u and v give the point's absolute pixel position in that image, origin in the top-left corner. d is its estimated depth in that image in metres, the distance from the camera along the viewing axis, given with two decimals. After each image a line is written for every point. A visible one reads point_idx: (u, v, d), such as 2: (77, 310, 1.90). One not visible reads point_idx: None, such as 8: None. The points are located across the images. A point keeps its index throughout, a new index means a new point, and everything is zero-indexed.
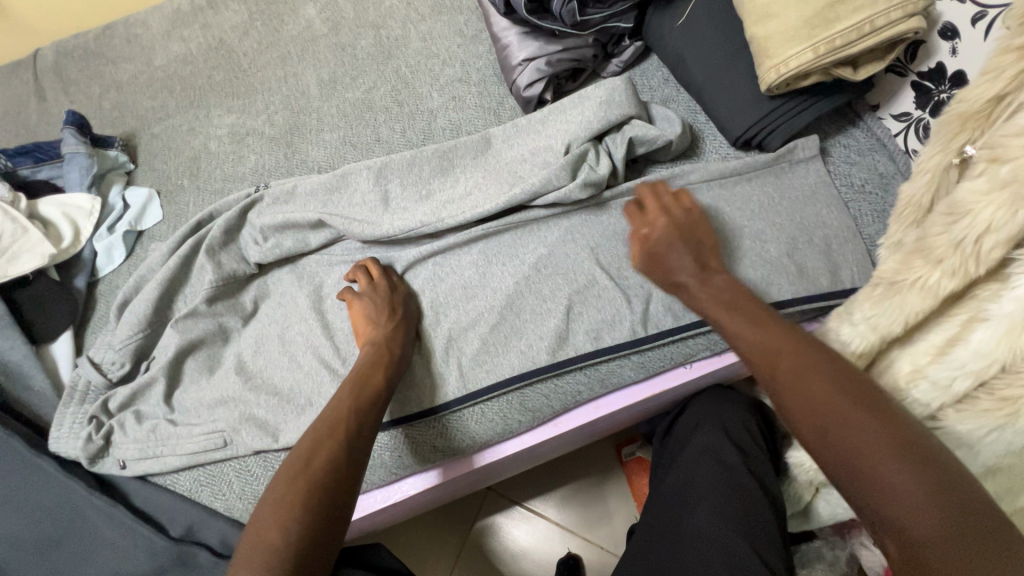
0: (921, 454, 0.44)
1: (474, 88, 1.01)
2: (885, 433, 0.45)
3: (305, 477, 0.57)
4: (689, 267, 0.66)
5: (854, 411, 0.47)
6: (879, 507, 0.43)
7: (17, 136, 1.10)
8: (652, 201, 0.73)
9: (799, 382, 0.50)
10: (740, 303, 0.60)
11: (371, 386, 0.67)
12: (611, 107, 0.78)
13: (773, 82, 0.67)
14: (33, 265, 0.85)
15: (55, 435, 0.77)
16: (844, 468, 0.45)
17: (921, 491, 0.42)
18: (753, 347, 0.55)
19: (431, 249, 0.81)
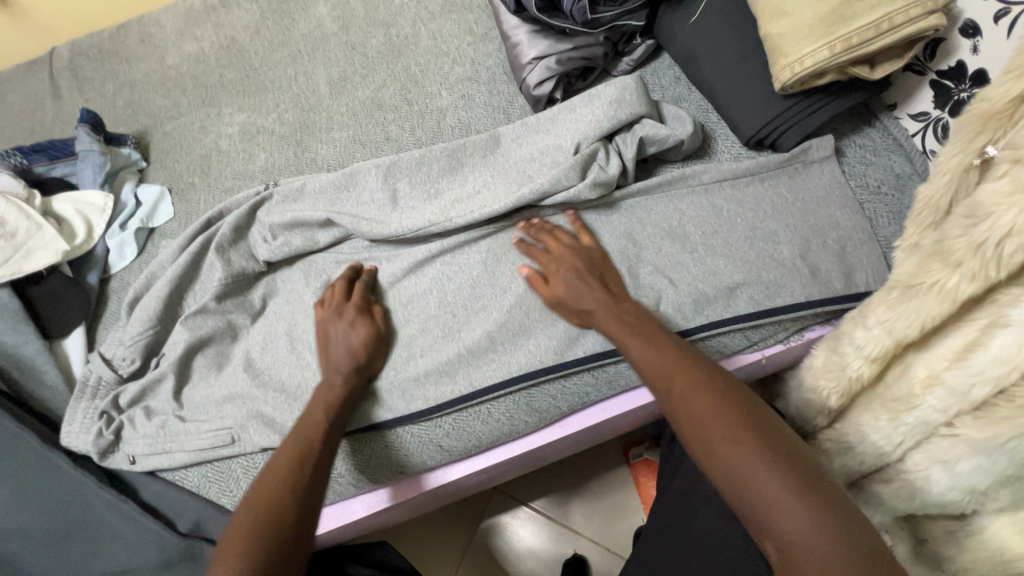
0: (794, 463, 0.49)
1: (483, 86, 1.01)
2: (759, 452, 0.49)
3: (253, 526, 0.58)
4: (590, 294, 0.70)
5: (733, 431, 0.52)
6: (757, 515, 0.48)
7: (33, 133, 1.12)
8: (556, 240, 0.76)
9: (687, 404, 0.56)
10: (643, 324, 0.66)
11: (312, 424, 0.68)
12: (621, 106, 0.77)
13: (787, 81, 0.66)
14: (47, 262, 0.86)
15: (66, 430, 0.78)
16: (729, 487, 0.50)
17: (787, 496, 0.46)
18: (651, 370, 0.61)
19: (438, 248, 0.81)
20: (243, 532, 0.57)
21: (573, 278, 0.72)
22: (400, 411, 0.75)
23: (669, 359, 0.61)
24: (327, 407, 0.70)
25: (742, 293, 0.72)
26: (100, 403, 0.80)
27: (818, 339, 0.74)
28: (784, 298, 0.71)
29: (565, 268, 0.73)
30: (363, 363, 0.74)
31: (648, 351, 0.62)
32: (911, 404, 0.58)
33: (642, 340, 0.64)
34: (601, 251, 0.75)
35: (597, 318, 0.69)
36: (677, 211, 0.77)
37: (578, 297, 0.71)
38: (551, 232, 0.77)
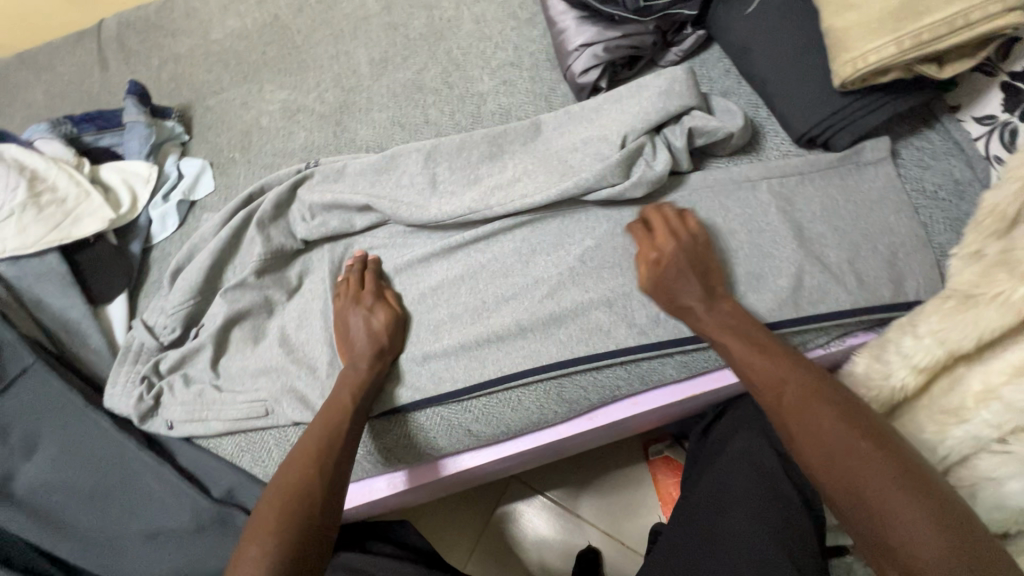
0: (913, 472, 0.50)
1: (526, 72, 0.99)
2: (886, 463, 0.50)
3: (281, 507, 0.59)
4: (697, 294, 0.69)
5: (857, 441, 0.52)
6: (878, 531, 0.48)
7: (81, 103, 1.14)
8: (660, 224, 0.73)
9: (801, 413, 0.57)
10: (747, 329, 0.66)
11: (338, 408, 0.69)
12: (670, 98, 0.76)
13: (848, 77, 0.64)
14: (94, 229, 0.88)
15: (109, 392, 0.80)
16: (847, 501, 0.51)
17: (908, 508, 0.47)
18: (760, 379, 0.62)
19: (475, 235, 0.81)
20: (273, 512, 0.59)
21: (671, 273, 0.70)
22: (429, 394, 0.75)
23: (783, 372, 0.61)
24: (352, 392, 0.71)
25: (783, 296, 0.70)
26: (141, 368, 0.83)
27: (861, 346, 0.72)
28: (829, 304, 0.70)
29: (662, 254, 0.71)
30: (382, 348, 0.75)
31: (756, 360, 0.63)
32: (961, 417, 0.57)
33: (751, 349, 0.64)
34: (703, 238, 0.72)
35: (698, 323, 0.68)
36: (721, 208, 0.76)
37: (681, 293, 0.70)
38: (658, 213, 0.75)
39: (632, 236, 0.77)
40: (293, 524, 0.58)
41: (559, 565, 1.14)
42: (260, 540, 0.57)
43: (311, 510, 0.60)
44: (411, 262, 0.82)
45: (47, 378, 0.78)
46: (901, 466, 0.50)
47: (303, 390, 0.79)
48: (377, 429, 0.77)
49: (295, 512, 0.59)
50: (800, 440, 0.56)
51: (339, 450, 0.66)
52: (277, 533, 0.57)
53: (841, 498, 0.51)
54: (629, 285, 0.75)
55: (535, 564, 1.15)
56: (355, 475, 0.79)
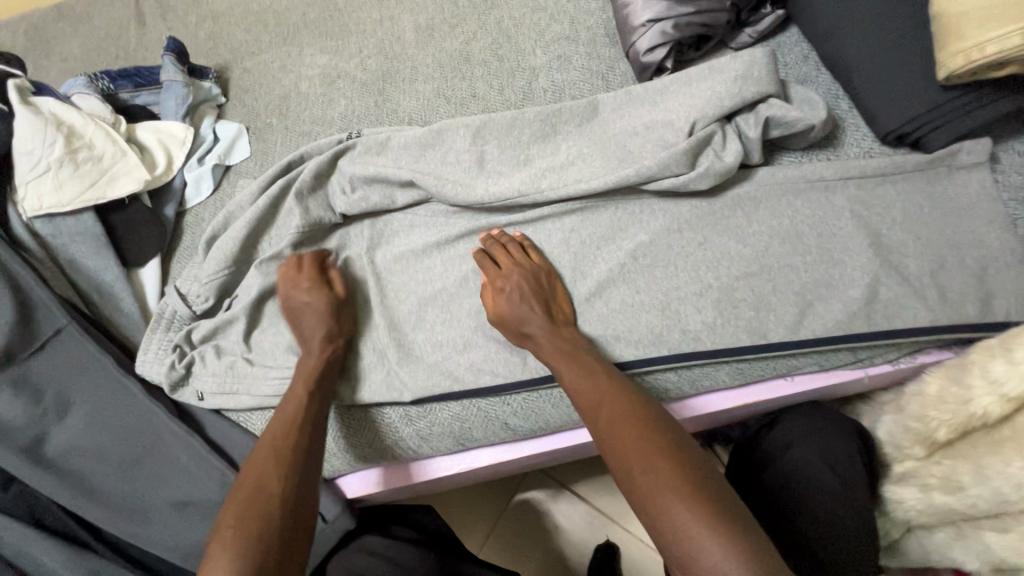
0: (704, 482, 0.49)
1: (582, 48, 0.93)
2: (676, 478, 0.50)
3: (248, 509, 0.57)
4: (533, 317, 0.67)
5: (655, 457, 0.52)
6: (679, 549, 0.47)
7: (117, 59, 1.11)
8: (504, 255, 0.73)
9: (615, 431, 0.55)
10: (577, 351, 0.65)
11: (293, 403, 0.66)
12: (747, 83, 0.70)
13: (956, 69, 0.58)
14: (129, 190, 0.86)
15: (140, 359, 0.79)
16: (648, 520, 0.49)
17: (698, 522, 0.47)
18: (582, 398, 0.61)
19: (522, 218, 0.77)
20: (230, 528, 0.55)
21: (516, 299, 0.68)
22: (470, 385, 0.72)
23: (602, 392, 0.60)
24: (304, 383, 0.68)
25: (855, 308, 0.65)
26: (174, 337, 0.81)
27: (936, 366, 0.66)
28: (906, 321, 0.64)
29: (509, 286, 0.69)
30: (333, 331, 0.73)
31: (581, 380, 0.61)
32: None
33: (578, 371, 0.63)
34: (547, 270, 0.72)
35: (536, 347, 0.67)
36: (791, 208, 0.70)
37: (522, 320, 0.68)
38: (500, 245, 0.74)
39: (690, 233, 0.71)
40: (263, 525, 0.55)
41: (576, 558, 1.12)
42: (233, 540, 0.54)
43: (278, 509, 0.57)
44: (450, 238, 0.79)
45: (80, 341, 0.76)
46: (691, 478, 0.49)
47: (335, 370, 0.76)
48: (363, 424, 0.75)
49: (266, 511, 0.56)
50: (611, 458, 0.55)
51: (301, 442, 0.63)
52: (248, 536, 0.54)
53: (646, 521, 0.50)
54: (681, 287, 0.69)
55: (551, 554, 1.13)
56: (383, 461, 0.76)
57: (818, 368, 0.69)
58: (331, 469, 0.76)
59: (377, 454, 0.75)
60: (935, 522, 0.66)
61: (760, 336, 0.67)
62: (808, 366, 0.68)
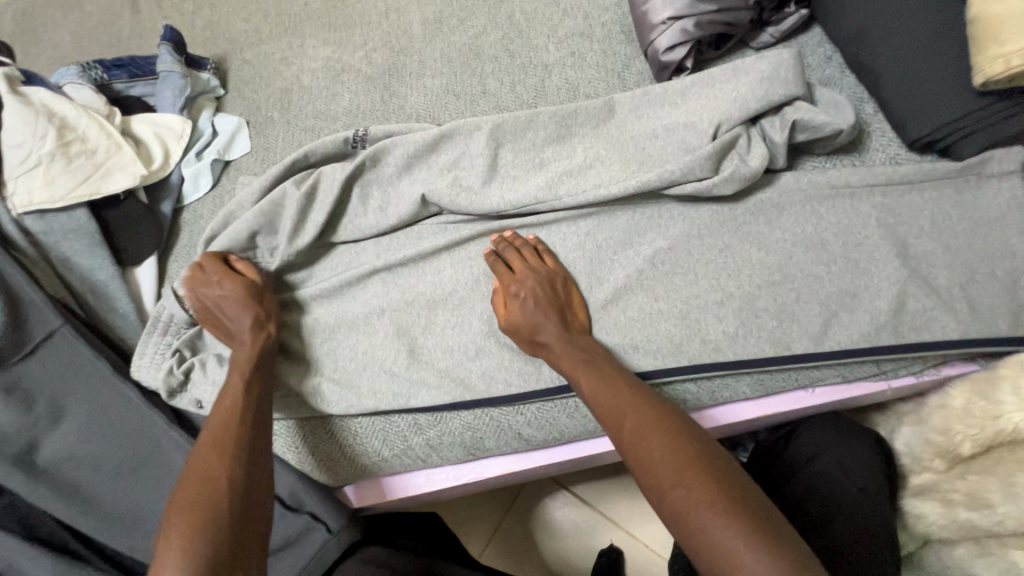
0: (737, 492, 0.47)
1: (597, 45, 0.91)
2: (708, 489, 0.47)
3: (193, 501, 0.53)
4: (548, 325, 0.65)
5: (684, 468, 0.49)
6: (716, 565, 0.44)
7: (111, 47, 1.07)
8: (519, 259, 0.70)
9: (639, 443, 0.53)
10: (595, 359, 0.62)
11: (230, 395, 0.63)
12: (773, 85, 0.68)
13: (996, 75, 0.55)
14: (125, 185, 0.82)
15: (137, 363, 0.76)
16: (683, 535, 0.47)
17: (735, 535, 0.44)
18: (602, 409, 0.58)
19: (537, 222, 0.74)
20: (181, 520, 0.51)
21: (530, 307, 0.66)
22: (483, 395, 0.70)
23: (624, 402, 0.57)
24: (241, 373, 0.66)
25: (882, 319, 0.63)
26: (172, 342, 0.78)
27: (962, 379, 0.65)
28: (934, 333, 0.63)
29: (523, 293, 0.67)
30: (258, 316, 0.71)
31: (600, 390, 0.59)
32: None
33: (597, 380, 0.60)
34: (563, 275, 0.70)
35: (553, 357, 0.64)
36: (815, 215, 0.68)
37: (537, 328, 0.65)
38: (514, 250, 0.71)
39: (712, 240, 0.69)
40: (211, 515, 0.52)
41: (578, 563, 1.07)
42: (178, 534, 0.50)
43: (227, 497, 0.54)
44: (461, 240, 0.76)
45: (75, 345, 0.73)
46: (724, 489, 0.47)
47: (340, 376, 0.73)
48: (325, 437, 0.73)
49: (213, 501, 0.53)
50: (637, 471, 0.52)
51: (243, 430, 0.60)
52: (195, 526, 0.50)
53: (679, 535, 0.47)
54: (701, 295, 0.67)
55: (555, 561, 1.08)
56: (391, 470, 0.74)
57: (841, 380, 0.67)
58: (336, 479, 0.73)
59: (383, 463, 0.73)
60: (958, 536, 0.65)
61: (784, 347, 0.65)
62: (831, 378, 0.67)
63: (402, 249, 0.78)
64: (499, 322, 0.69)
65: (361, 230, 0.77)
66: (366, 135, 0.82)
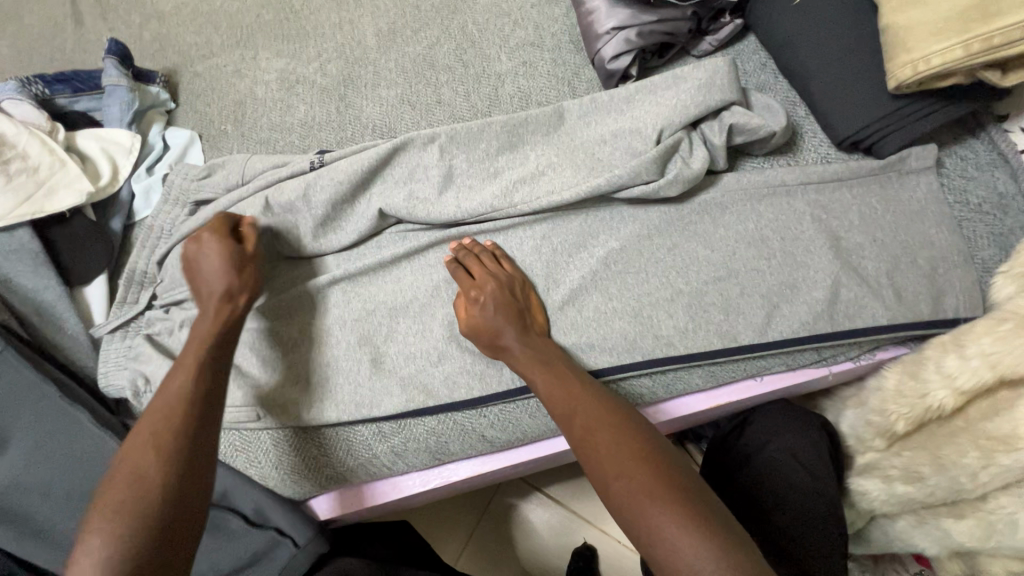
0: (676, 482, 0.49)
1: (547, 54, 0.93)
2: (648, 479, 0.49)
3: (120, 502, 0.50)
4: (506, 328, 0.66)
5: (628, 459, 0.51)
6: (654, 551, 0.46)
7: (53, 61, 1.04)
8: (479, 265, 0.71)
9: (588, 439, 0.55)
10: (552, 359, 0.64)
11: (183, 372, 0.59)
12: (711, 91, 0.72)
13: (906, 80, 0.60)
14: (70, 203, 0.80)
15: (103, 371, 0.77)
16: (626, 524, 0.49)
17: (670, 522, 0.46)
18: (555, 407, 0.59)
19: (493, 228, 0.75)
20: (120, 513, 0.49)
21: (490, 310, 0.67)
22: (446, 399, 0.71)
23: (576, 399, 0.59)
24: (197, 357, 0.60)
25: (819, 308, 0.67)
26: (131, 341, 0.79)
27: (894, 361, 0.69)
28: (866, 319, 0.67)
29: (481, 297, 0.68)
30: (232, 289, 0.65)
31: (554, 389, 0.60)
32: (1012, 446, 0.60)
33: (552, 379, 0.61)
34: (521, 279, 0.71)
35: (511, 359, 0.66)
36: (754, 212, 0.72)
37: (495, 332, 0.66)
38: (473, 257, 0.72)
39: (661, 239, 0.72)
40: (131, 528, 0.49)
41: (553, 563, 1.08)
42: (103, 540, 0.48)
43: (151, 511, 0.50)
44: (420, 247, 0.77)
45: (20, 369, 0.70)
46: (663, 479, 0.49)
47: (298, 387, 0.72)
48: (298, 445, 0.72)
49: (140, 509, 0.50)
50: (587, 467, 0.54)
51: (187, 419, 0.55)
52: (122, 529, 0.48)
53: (623, 523, 0.49)
54: (652, 293, 0.70)
55: (530, 560, 1.09)
56: (357, 480, 0.74)
57: (785, 368, 0.71)
58: (302, 491, 0.73)
59: (349, 472, 0.73)
60: (898, 510, 0.70)
61: (731, 339, 0.68)
62: (776, 366, 0.70)
63: (362, 258, 0.78)
64: (460, 326, 0.71)
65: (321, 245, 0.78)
66: (324, 160, 0.79)
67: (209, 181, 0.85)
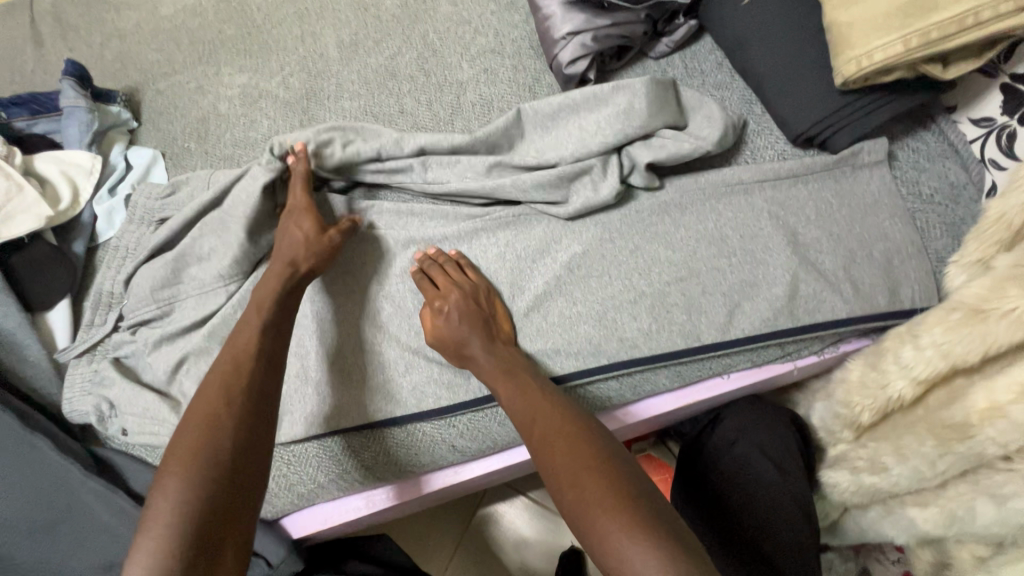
0: (630, 490, 0.49)
1: (508, 60, 0.94)
2: (602, 488, 0.49)
3: (207, 412, 0.55)
4: (470, 339, 0.66)
5: (582, 467, 0.52)
6: (608, 561, 0.46)
7: (12, 83, 1.03)
8: (443, 275, 0.71)
9: (546, 448, 0.55)
10: (515, 368, 0.64)
11: (248, 331, 0.63)
12: (630, 119, 0.73)
13: (851, 76, 0.61)
14: (28, 228, 0.79)
15: (67, 397, 0.76)
16: (581, 533, 0.49)
17: (621, 531, 0.46)
18: (517, 417, 0.59)
19: (455, 235, 0.76)
20: (202, 416, 0.55)
21: (454, 319, 0.67)
22: (413, 410, 0.71)
23: (538, 407, 0.59)
24: (259, 312, 0.65)
25: (779, 305, 0.68)
26: (96, 366, 0.79)
27: (855, 354, 0.70)
28: (825, 313, 0.68)
29: (446, 308, 0.68)
30: (296, 261, 0.69)
31: (516, 399, 0.60)
32: (965, 434, 0.57)
33: (514, 389, 0.61)
34: (485, 288, 0.71)
35: (476, 369, 0.66)
36: (714, 212, 0.72)
37: (460, 341, 0.66)
38: (439, 266, 0.72)
39: (624, 242, 0.72)
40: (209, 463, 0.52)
41: (541, 568, 1.08)
42: (193, 433, 0.54)
43: (222, 443, 0.53)
44: (385, 259, 0.77)
45: None
46: (617, 488, 0.49)
47: (327, 383, 0.72)
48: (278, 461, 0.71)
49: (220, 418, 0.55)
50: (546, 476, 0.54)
51: (251, 379, 0.59)
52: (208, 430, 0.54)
53: (578, 533, 0.49)
54: (615, 296, 0.70)
55: (518, 567, 1.08)
56: (328, 496, 0.73)
57: (751, 364, 0.71)
58: (274, 509, 0.72)
59: (319, 489, 0.71)
60: (867, 501, 0.70)
61: (694, 338, 0.68)
62: (742, 364, 0.71)
63: None
64: (427, 335, 0.71)
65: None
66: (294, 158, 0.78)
67: (173, 200, 0.85)
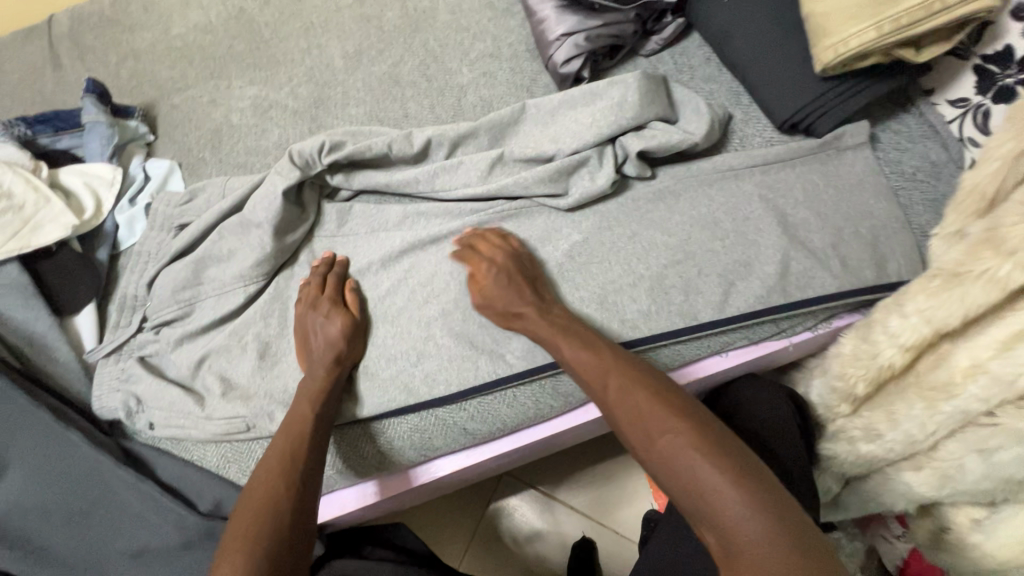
0: (711, 433, 0.52)
1: (506, 63, 0.98)
2: (687, 431, 0.53)
3: (257, 506, 0.61)
4: (523, 304, 0.70)
5: (661, 414, 0.55)
6: (698, 502, 0.49)
7: (34, 103, 1.08)
8: (476, 250, 0.76)
9: (620, 397, 0.59)
10: (573, 327, 0.68)
11: (299, 421, 0.67)
12: (623, 110, 0.76)
13: (830, 62, 0.64)
14: (55, 236, 0.83)
15: (96, 394, 0.80)
16: (662, 472, 0.53)
17: (708, 468, 0.49)
18: (583, 370, 0.63)
19: (460, 226, 0.80)
20: (251, 511, 0.60)
21: (502, 283, 0.71)
22: (425, 396, 0.74)
23: (606, 362, 0.62)
24: (311, 402, 0.69)
25: (771, 282, 0.71)
26: (123, 365, 0.83)
27: (848, 328, 0.73)
28: (816, 289, 0.71)
29: (494, 271, 0.72)
30: (341, 353, 0.73)
31: (583, 354, 0.64)
32: (950, 393, 0.60)
33: (579, 347, 0.65)
34: (530, 256, 0.75)
35: (531, 327, 0.69)
36: (707, 197, 0.76)
37: (510, 301, 0.70)
38: (477, 238, 0.77)
39: (622, 229, 0.76)
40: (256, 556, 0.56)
41: (553, 559, 1.10)
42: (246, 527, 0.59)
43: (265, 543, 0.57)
44: (395, 253, 0.81)
45: (13, 396, 0.73)
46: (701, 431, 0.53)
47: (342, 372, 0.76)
48: None
49: (269, 514, 0.60)
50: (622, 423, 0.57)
51: (298, 474, 0.63)
52: (255, 525, 0.59)
53: (660, 475, 0.53)
54: (616, 279, 0.73)
55: (530, 559, 1.11)
56: (348, 481, 0.76)
57: (748, 342, 0.74)
58: None
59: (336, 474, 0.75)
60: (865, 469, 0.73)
61: (691, 316, 0.72)
62: (739, 341, 0.74)
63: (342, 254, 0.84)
64: (473, 298, 0.74)
65: (331, 237, 0.86)
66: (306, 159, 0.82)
67: (192, 206, 0.89)
